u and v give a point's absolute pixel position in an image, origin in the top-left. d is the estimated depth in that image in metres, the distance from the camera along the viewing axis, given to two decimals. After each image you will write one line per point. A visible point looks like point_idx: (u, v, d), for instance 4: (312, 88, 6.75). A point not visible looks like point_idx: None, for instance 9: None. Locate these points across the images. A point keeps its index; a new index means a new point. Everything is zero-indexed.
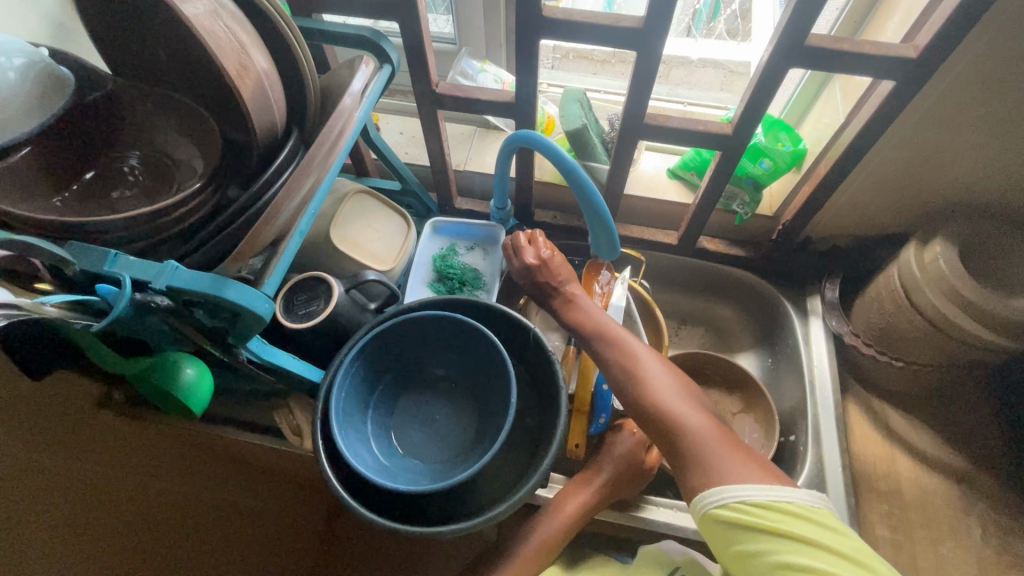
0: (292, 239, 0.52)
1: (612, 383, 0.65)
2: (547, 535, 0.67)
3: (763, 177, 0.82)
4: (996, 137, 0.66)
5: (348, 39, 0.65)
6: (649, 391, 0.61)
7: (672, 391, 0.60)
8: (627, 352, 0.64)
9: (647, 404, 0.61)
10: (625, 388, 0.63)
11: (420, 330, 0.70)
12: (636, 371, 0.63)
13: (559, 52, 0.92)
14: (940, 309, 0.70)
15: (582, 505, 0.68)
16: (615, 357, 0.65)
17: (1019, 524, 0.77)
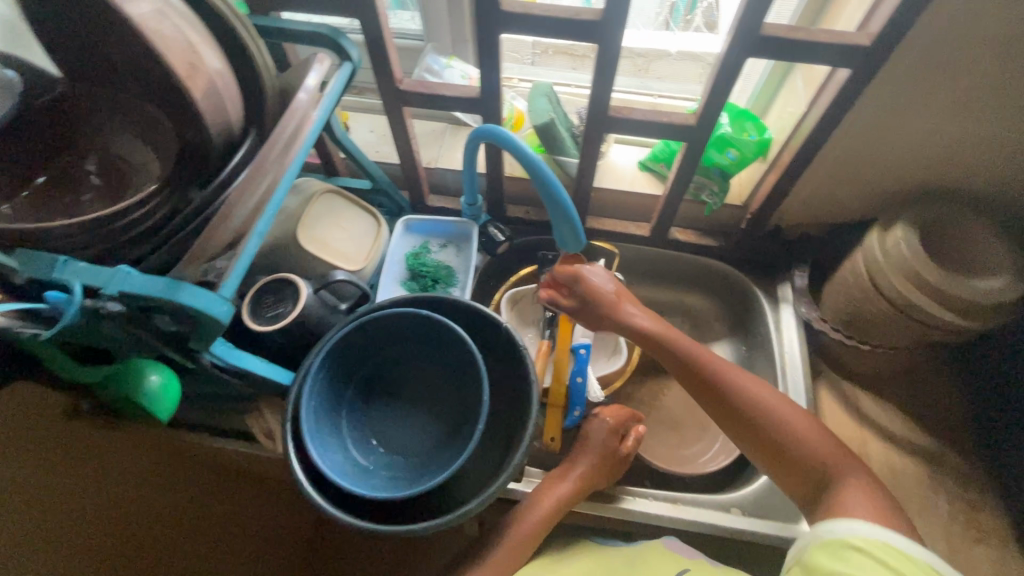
0: (250, 240, 0.51)
1: (767, 439, 0.60)
2: (526, 528, 0.66)
3: (730, 167, 0.83)
4: (953, 121, 0.67)
5: (305, 37, 0.64)
6: (784, 429, 0.60)
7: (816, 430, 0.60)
8: (746, 392, 0.62)
9: (780, 451, 0.59)
10: (753, 422, 0.61)
11: (389, 330, 0.70)
12: (759, 409, 0.61)
13: (539, 48, 0.90)
14: (903, 292, 0.71)
15: (560, 496, 0.69)
16: (734, 395, 0.62)
17: (984, 498, 0.78)
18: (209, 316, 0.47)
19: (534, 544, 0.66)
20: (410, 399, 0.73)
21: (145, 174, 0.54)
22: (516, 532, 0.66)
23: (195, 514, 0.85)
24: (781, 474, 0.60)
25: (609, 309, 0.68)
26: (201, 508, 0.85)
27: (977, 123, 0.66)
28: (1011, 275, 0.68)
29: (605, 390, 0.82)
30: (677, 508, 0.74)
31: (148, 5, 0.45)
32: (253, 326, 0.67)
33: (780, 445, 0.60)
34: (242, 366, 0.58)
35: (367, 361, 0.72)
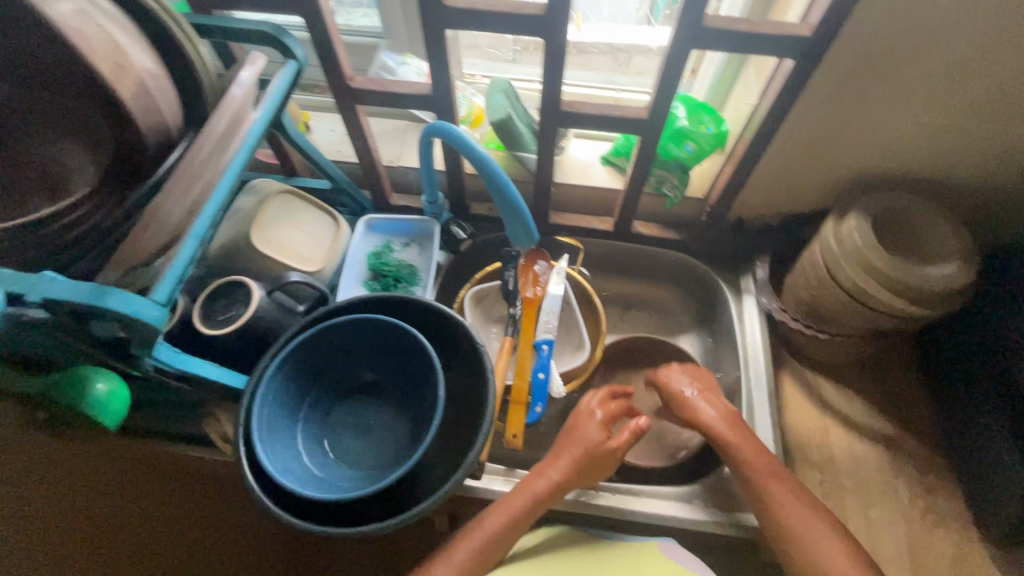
0: (187, 242, 0.50)
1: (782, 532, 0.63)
2: (491, 530, 0.64)
3: (688, 160, 0.84)
4: (899, 111, 0.67)
5: (248, 36, 0.63)
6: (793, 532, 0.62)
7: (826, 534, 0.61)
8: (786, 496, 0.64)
9: (803, 552, 0.61)
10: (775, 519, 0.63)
11: (349, 338, 0.70)
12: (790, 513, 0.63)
13: (521, 44, 0.90)
14: (856, 280, 0.71)
15: (532, 497, 0.66)
16: (776, 499, 0.64)
17: (943, 483, 0.79)
18: (141, 322, 0.46)
19: (502, 547, 0.64)
20: (368, 404, 0.73)
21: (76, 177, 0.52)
22: (481, 533, 0.64)
23: (150, 516, 0.85)
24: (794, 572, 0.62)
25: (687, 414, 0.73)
26: (159, 510, 0.86)
27: (924, 112, 0.67)
28: (959, 262, 0.69)
29: (568, 385, 0.82)
30: (639, 501, 0.74)
31: (68, 4, 0.44)
32: (204, 330, 0.67)
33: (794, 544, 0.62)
34: (191, 371, 0.58)
35: (327, 369, 0.72)
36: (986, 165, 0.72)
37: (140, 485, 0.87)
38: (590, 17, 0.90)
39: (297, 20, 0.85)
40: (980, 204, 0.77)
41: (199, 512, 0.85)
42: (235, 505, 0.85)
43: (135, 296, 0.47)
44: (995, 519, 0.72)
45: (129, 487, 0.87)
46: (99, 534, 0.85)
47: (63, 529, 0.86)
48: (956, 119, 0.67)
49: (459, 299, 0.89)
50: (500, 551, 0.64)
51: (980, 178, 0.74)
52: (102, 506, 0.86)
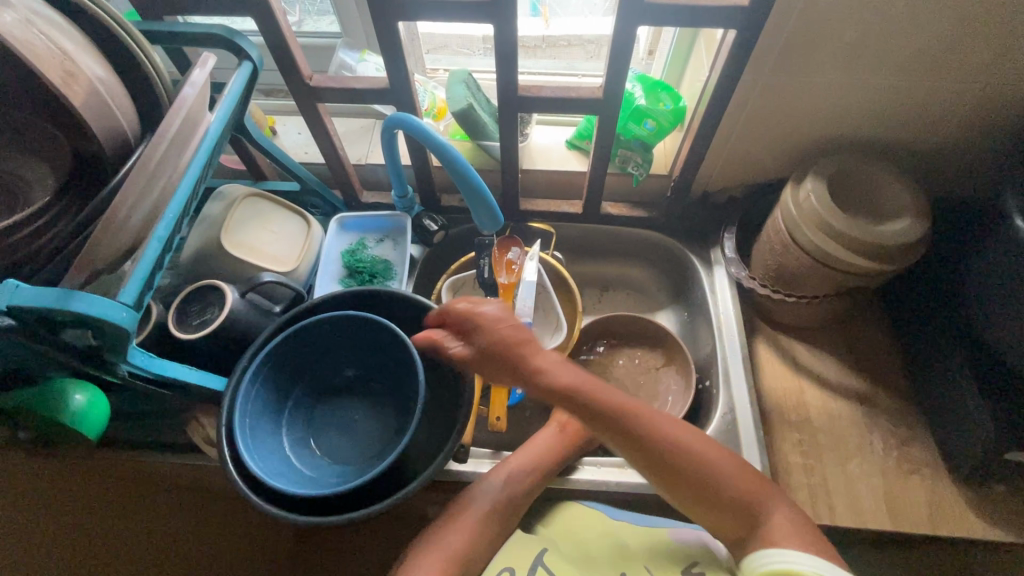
0: (150, 245, 0.52)
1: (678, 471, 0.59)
2: (488, 499, 0.66)
3: (649, 137, 0.86)
4: (843, 74, 0.70)
5: (201, 40, 0.64)
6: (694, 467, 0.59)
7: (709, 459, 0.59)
8: (662, 431, 0.59)
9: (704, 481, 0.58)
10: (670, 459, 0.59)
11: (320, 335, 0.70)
12: (670, 444, 0.59)
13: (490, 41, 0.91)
14: (816, 241, 0.73)
15: (523, 464, 0.69)
16: (657, 451, 0.59)
17: (916, 433, 0.81)
18: (108, 323, 0.47)
19: (503, 516, 0.66)
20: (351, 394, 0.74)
21: (38, 189, 0.52)
22: (478, 509, 0.65)
23: (136, 524, 0.86)
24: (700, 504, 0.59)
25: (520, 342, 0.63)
26: (143, 518, 0.86)
27: (868, 73, 0.69)
28: (912, 217, 0.72)
29: None
30: (626, 471, 0.73)
31: (11, 14, 0.44)
32: (179, 336, 0.67)
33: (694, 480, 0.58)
34: (165, 375, 0.59)
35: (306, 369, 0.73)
36: (930, 122, 0.75)
37: (122, 495, 0.88)
38: (557, 11, 0.91)
39: (252, 26, 0.86)
40: (928, 161, 0.80)
41: (184, 516, 0.86)
42: (221, 506, 0.87)
43: (101, 299, 0.48)
44: (964, 461, 0.74)
45: (111, 498, 0.87)
46: (85, 544, 0.86)
47: (48, 543, 0.86)
48: (899, 78, 0.69)
49: (436, 291, 0.90)
50: (502, 525, 0.66)
51: (927, 136, 0.77)
52: (86, 517, 0.87)
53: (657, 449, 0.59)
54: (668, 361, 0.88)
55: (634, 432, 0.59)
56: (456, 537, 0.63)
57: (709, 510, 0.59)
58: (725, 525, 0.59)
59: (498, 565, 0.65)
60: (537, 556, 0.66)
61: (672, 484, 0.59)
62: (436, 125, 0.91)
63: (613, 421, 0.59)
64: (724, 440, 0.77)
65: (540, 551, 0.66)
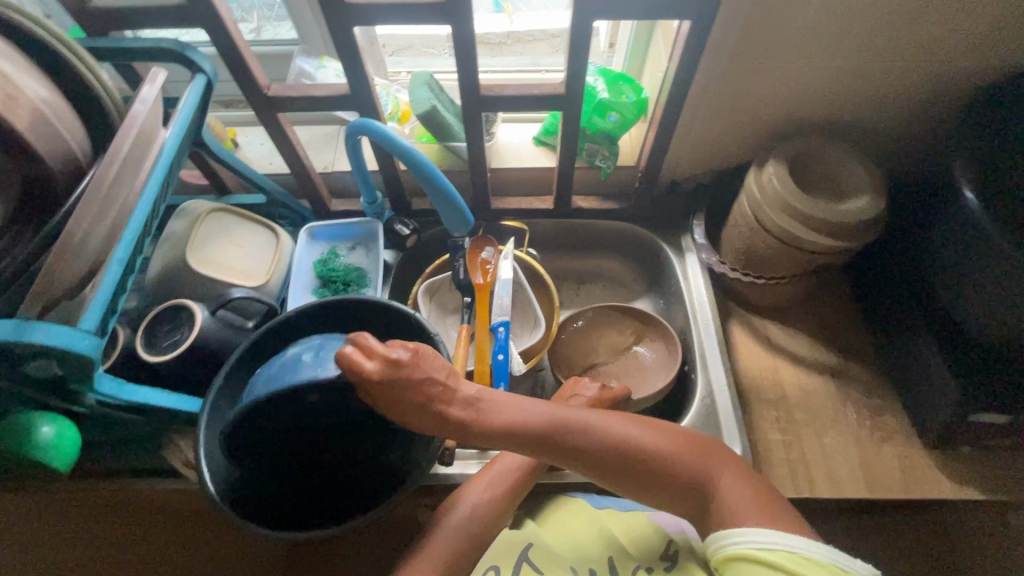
0: (110, 269, 0.51)
1: (623, 467, 0.59)
2: (485, 509, 0.65)
3: (614, 130, 0.87)
4: (796, 59, 0.71)
5: (151, 55, 0.62)
6: (635, 456, 0.59)
7: (643, 442, 0.59)
8: (589, 429, 0.59)
9: (647, 467, 0.59)
10: (608, 456, 0.59)
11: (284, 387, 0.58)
12: (609, 443, 0.59)
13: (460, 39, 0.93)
14: (781, 223, 0.75)
15: (506, 470, 0.69)
16: (592, 449, 0.59)
17: (887, 402, 0.84)
18: (68, 353, 0.46)
19: (497, 518, 0.66)
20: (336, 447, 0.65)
21: None
22: (464, 516, 0.65)
23: (116, 554, 0.84)
24: (653, 489, 0.59)
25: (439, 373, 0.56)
26: (122, 548, 0.84)
27: (819, 57, 0.71)
28: (869, 194, 0.74)
29: (528, 362, 0.83)
30: None
31: None
32: (148, 359, 0.66)
33: (640, 469, 0.59)
34: (137, 401, 0.57)
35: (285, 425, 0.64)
36: (881, 101, 0.77)
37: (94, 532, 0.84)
38: (519, 5, 0.94)
39: (204, 38, 0.85)
40: (883, 138, 0.83)
41: (165, 543, 0.84)
42: (201, 531, 0.85)
43: (61, 328, 0.47)
44: (932, 425, 0.77)
45: (81, 536, 0.84)
46: None
47: None
48: (849, 60, 0.71)
49: (412, 295, 0.89)
50: (490, 528, 0.65)
51: (880, 115, 0.79)
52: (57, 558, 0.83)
53: (592, 448, 0.59)
54: (647, 346, 0.90)
55: (569, 442, 0.59)
56: (448, 544, 0.63)
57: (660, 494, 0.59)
58: (685, 502, 0.59)
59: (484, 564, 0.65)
60: (524, 551, 0.65)
61: (620, 481, 0.60)
62: (401, 129, 0.90)
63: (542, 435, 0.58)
64: (705, 423, 0.79)
65: (525, 547, 0.66)
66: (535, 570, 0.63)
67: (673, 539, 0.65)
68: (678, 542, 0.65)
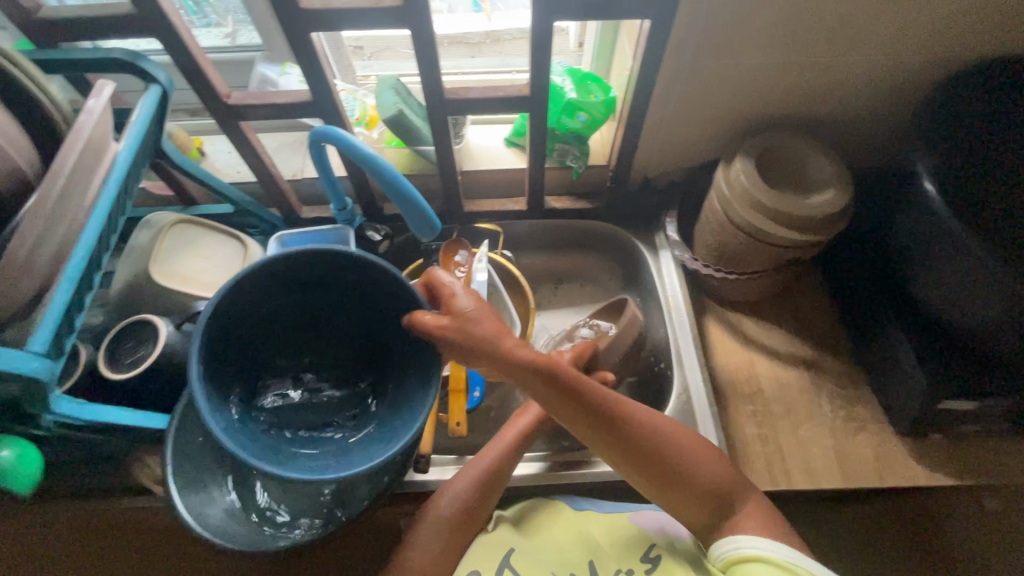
0: (61, 286, 0.50)
1: (661, 464, 0.60)
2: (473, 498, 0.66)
3: (583, 130, 0.87)
4: (757, 56, 0.72)
5: (103, 66, 0.61)
6: (674, 457, 0.60)
7: (685, 446, 0.61)
8: (637, 419, 0.60)
9: (684, 469, 0.60)
10: (649, 450, 0.60)
11: (311, 273, 0.58)
12: (653, 439, 0.60)
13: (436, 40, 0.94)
14: (749, 219, 0.75)
15: (491, 462, 0.68)
16: (637, 439, 0.60)
17: (860, 392, 0.85)
18: (13, 375, 0.45)
19: (478, 514, 0.66)
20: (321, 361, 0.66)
21: None
22: (439, 516, 0.65)
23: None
24: (677, 494, 0.60)
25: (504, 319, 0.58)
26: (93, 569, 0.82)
27: (781, 53, 0.71)
28: (835, 188, 0.75)
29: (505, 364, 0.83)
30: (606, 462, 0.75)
31: None
32: (113, 377, 0.64)
33: (676, 473, 0.60)
34: (100, 420, 0.56)
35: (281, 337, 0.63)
36: (845, 95, 0.78)
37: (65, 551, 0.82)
38: (499, 4, 0.91)
39: (159, 47, 0.84)
40: (849, 131, 0.84)
41: (136, 563, 0.82)
42: (174, 549, 0.83)
43: (8, 351, 0.46)
44: (902, 413, 0.78)
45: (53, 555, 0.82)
46: None
47: None
48: (810, 55, 0.72)
49: None
50: (469, 526, 0.65)
51: (844, 108, 0.80)
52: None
53: (637, 437, 0.60)
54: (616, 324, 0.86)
55: (615, 423, 0.60)
56: (436, 538, 0.64)
57: (674, 495, 0.60)
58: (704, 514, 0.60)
59: (466, 567, 0.65)
60: (507, 554, 0.65)
61: (645, 474, 0.60)
62: (369, 134, 0.89)
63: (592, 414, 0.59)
64: (681, 420, 0.79)
65: (507, 551, 0.65)
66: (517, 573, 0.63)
67: (655, 542, 0.65)
68: (659, 545, 0.65)
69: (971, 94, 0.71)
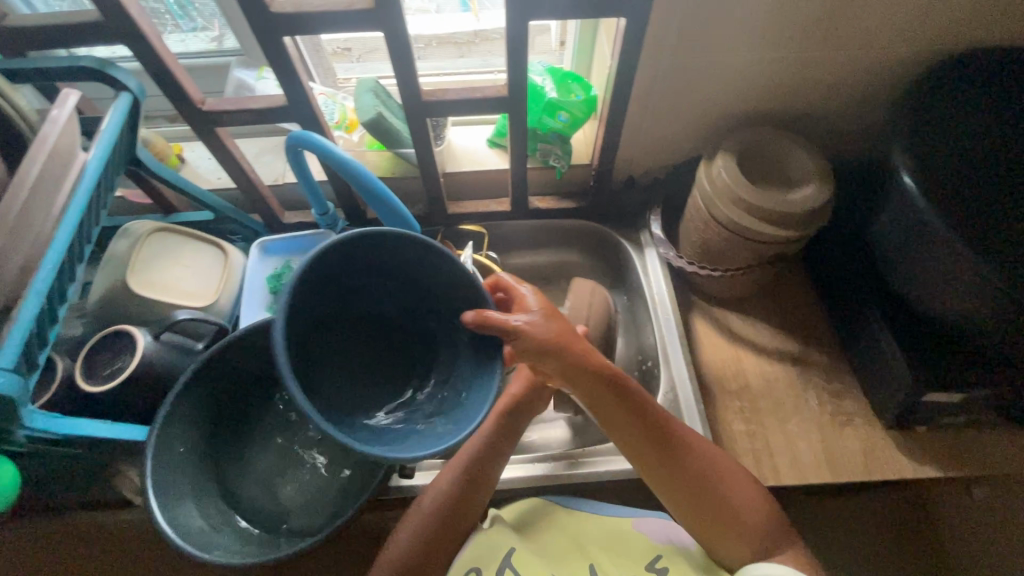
0: (29, 300, 0.49)
1: (707, 489, 0.60)
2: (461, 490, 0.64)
3: (565, 129, 0.86)
4: (735, 53, 0.72)
5: (70, 75, 0.60)
6: (717, 480, 0.60)
7: (730, 471, 0.61)
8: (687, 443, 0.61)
9: (728, 495, 0.59)
10: (695, 471, 0.60)
11: (378, 257, 0.54)
12: (700, 461, 0.61)
13: (421, 42, 0.94)
14: (731, 215, 0.75)
15: (475, 451, 0.66)
16: (684, 460, 0.60)
17: (846, 386, 0.85)
18: None
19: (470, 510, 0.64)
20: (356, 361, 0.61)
21: None
22: (424, 513, 0.63)
23: None
24: (717, 521, 0.59)
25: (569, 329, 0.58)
26: None
27: (759, 48, 0.71)
28: (816, 182, 0.75)
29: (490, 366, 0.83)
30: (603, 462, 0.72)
31: None
32: (91, 390, 0.64)
33: (722, 499, 0.59)
34: (75, 433, 0.56)
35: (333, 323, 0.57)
36: (825, 89, 0.78)
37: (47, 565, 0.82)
38: (486, 3, 0.90)
39: (128, 52, 0.84)
40: (831, 126, 0.84)
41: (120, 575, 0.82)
42: (158, 560, 0.82)
43: None
44: (888, 406, 0.78)
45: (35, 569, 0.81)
46: None
47: None
48: (788, 50, 0.72)
49: None
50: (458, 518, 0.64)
51: (825, 103, 0.80)
52: None
53: (684, 459, 0.60)
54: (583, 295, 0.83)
55: (658, 432, 0.60)
56: (424, 532, 0.62)
57: (691, 504, 0.60)
58: (739, 545, 0.59)
59: (464, 564, 0.64)
60: (507, 554, 0.65)
61: (682, 497, 0.60)
62: (349, 137, 0.89)
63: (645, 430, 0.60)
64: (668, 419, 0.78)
65: (508, 552, 0.66)
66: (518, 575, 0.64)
67: (660, 553, 0.65)
68: (663, 557, 0.65)
69: (949, 86, 0.71)
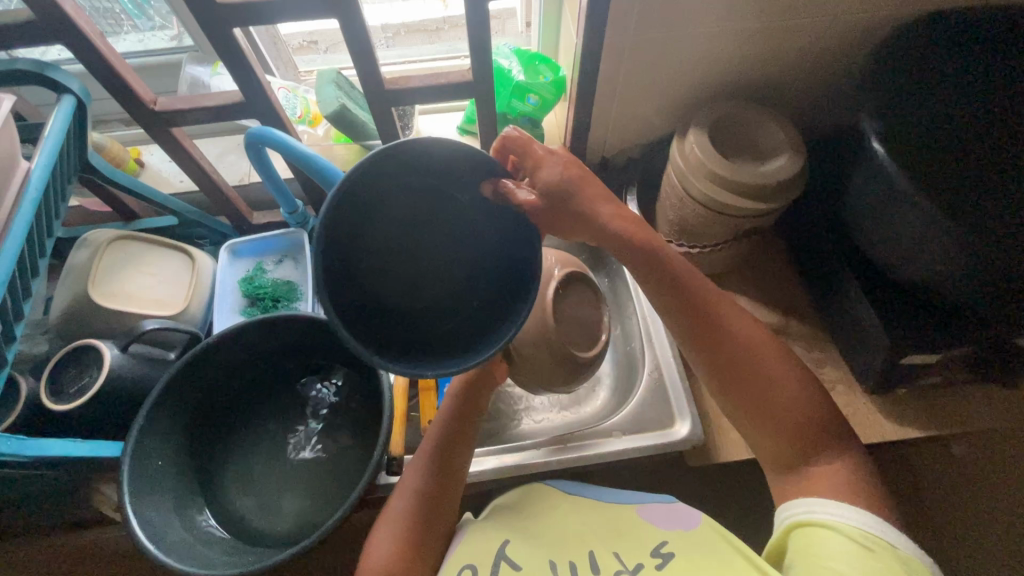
0: None
1: (780, 413, 0.57)
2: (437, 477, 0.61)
3: (535, 112, 0.85)
4: (701, 26, 0.71)
5: (6, 79, 0.58)
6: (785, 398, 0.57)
7: (800, 383, 0.58)
8: (759, 369, 0.58)
9: (792, 417, 0.56)
10: (761, 393, 0.57)
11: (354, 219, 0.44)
12: (772, 380, 0.57)
13: (390, 32, 0.91)
14: (706, 190, 0.74)
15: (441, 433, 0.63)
16: (753, 395, 0.58)
17: (828, 354, 0.86)
18: None
19: (448, 503, 0.61)
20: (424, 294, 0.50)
21: None
22: (396, 517, 0.59)
23: None
24: (778, 455, 0.57)
25: (643, 257, 0.58)
26: None
27: (727, 20, 0.70)
28: (788, 153, 0.74)
29: None
30: (602, 445, 0.72)
31: None
32: (58, 408, 0.62)
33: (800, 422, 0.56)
34: (45, 454, 0.55)
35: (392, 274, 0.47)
36: (794, 57, 0.77)
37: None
38: None
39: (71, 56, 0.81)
40: (800, 97, 0.84)
41: None
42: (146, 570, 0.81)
43: None
44: (869, 371, 0.79)
45: None
46: None
47: None
48: (756, 21, 0.71)
49: None
50: (434, 519, 0.59)
51: (794, 73, 0.80)
52: None
53: (755, 397, 0.57)
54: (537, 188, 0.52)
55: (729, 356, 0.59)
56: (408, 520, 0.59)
57: (760, 441, 0.58)
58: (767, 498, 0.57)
59: (459, 562, 0.59)
60: (501, 546, 0.60)
61: (765, 426, 0.57)
62: (314, 132, 0.87)
63: (716, 347, 0.59)
64: (654, 398, 0.76)
65: (501, 544, 0.60)
66: (514, 568, 0.58)
67: (666, 539, 0.59)
68: (669, 540, 0.59)
69: (917, 47, 0.71)
